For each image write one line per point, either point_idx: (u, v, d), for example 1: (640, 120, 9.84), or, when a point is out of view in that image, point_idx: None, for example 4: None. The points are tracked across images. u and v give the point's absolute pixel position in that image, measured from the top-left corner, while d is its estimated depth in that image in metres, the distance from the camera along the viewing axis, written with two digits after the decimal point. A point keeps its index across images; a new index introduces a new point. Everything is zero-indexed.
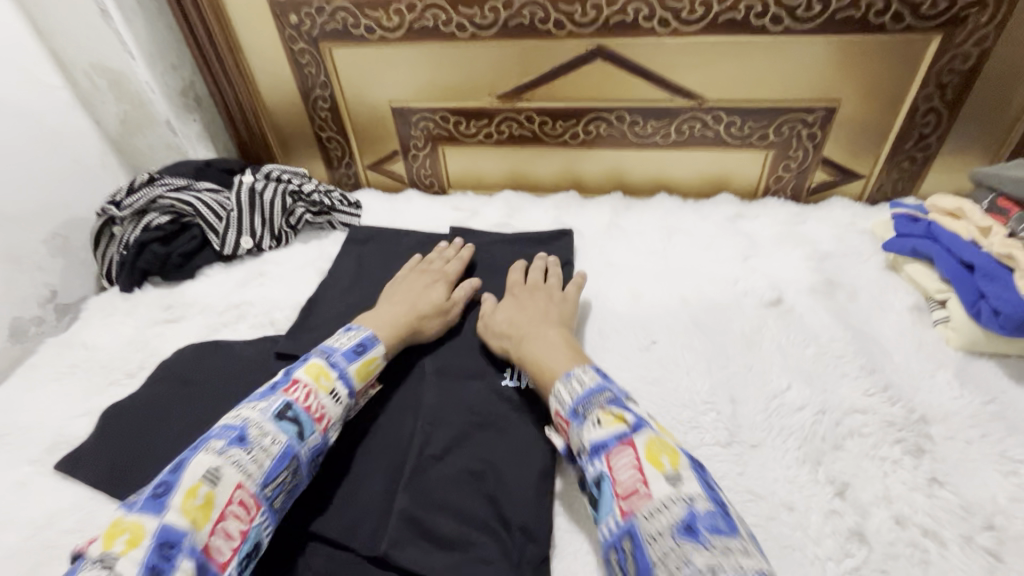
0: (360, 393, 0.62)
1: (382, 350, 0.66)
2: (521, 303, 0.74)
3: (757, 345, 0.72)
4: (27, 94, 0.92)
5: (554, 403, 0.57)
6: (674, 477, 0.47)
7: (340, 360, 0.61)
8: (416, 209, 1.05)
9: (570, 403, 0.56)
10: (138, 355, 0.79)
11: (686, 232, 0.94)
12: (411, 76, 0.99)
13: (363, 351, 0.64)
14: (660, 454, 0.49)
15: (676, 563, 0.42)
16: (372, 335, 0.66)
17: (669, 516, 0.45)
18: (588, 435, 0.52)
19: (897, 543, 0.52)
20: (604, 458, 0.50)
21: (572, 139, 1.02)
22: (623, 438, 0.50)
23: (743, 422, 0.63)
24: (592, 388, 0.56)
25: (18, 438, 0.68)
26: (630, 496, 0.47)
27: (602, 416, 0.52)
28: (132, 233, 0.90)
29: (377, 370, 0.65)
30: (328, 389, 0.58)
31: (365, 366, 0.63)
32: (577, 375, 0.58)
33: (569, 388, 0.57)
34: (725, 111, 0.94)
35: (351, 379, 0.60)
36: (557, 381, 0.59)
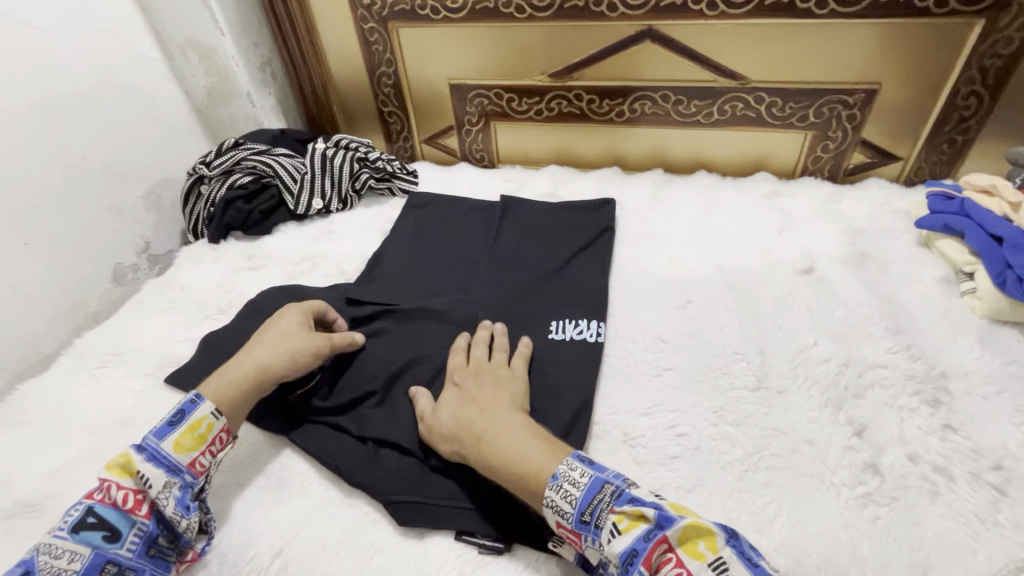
0: (194, 461, 0.56)
1: (208, 408, 0.59)
2: (465, 395, 0.63)
3: (788, 306, 0.78)
4: (130, 64, 1.03)
5: (552, 515, 0.51)
6: (721, 564, 0.45)
7: (155, 439, 0.56)
8: (468, 180, 1.13)
9: (574, 514, 0.50)
10: (226, 296, 0.89)
11: (724, 206, 1.00)
12: (470, 54, 1.06)
13: (182, 419, 0.57)
14: (696, 541, 0.46)
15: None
16: (196, 396, 0.59)
17: None
18: (612, 546, 0.47)
19: (908, 476, 0.57)
20: (640, 569, 0.46)
21: (617, 117, 1.08)
22: (653, 538, 0.47)
23: (771, 371, 0.69)
24: (590, 486, 0.51)
25: (131, 357, 0.80)
26: None
27: (618, 522, 0.48)
28: (219, 191, 1.01)
29: (213, 430, 0.58)
30: (137, 475, 0.54)
31: (186, 435, 0.57)
32: (564, 474, 0.52)
33: (565, 494, 0.51)
34: (767, 92, 0.98)
35: (168, 456, 0.55)
36: (547, 489, 0.52)
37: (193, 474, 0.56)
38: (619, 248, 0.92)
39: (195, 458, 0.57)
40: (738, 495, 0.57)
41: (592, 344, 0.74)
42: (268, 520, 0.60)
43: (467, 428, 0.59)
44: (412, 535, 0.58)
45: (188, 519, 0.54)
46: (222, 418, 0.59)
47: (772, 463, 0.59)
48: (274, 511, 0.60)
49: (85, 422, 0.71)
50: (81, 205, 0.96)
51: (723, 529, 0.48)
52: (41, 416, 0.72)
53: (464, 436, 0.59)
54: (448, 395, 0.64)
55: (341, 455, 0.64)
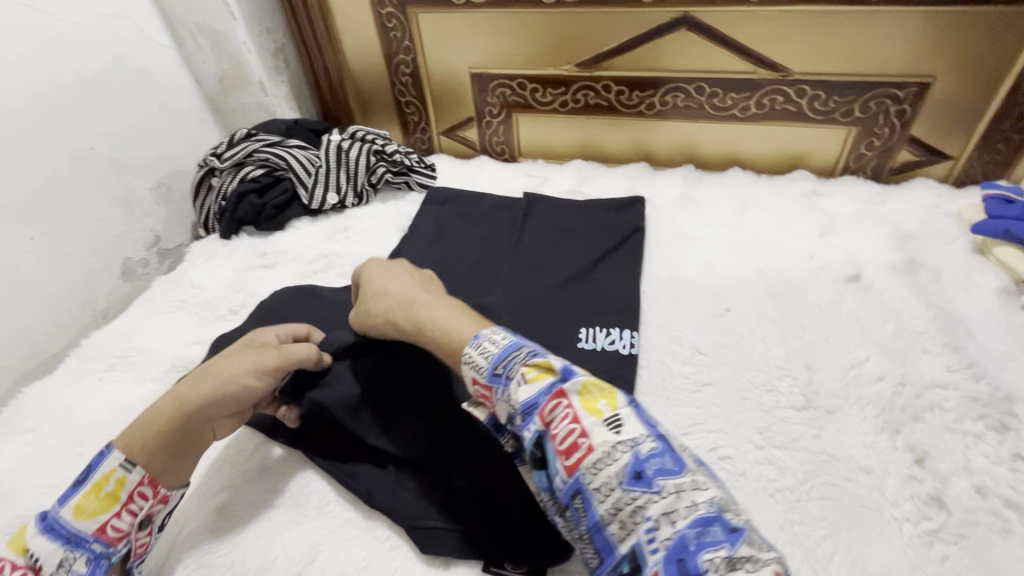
0: (102, 528, 0.49)
1: (116, 459, 0.51)
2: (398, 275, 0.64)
3: (834, 317, 0.73)
4: (139, 50, 0.99)
5: (469, 372, 0.49)
6: (614, 421, 0.43)
7: (55, 506, 0.49)
8: (488, 174, 1.08)
9: (489, 367, 0.48)
10: (238, 295, 0.86)
11: (760, 206, 0.94)
12: (493, 42, 1.01)
13: (86, 475, 0.50)
14: (594, 399, 0.45)
15: (632, 517, 0.40)
16: (105, 447, 0.52)
17: (615, 465, 0.41)
18: (517, 396, 0.46)
19: (977, 511, 0.52)
20: (538, 418, 0.45)
21: (647, 109, 1.02)
22: (554, 392, 0.45)
23: (819, 389, 0.64)
24: (509, 346, 0.49)
25: (140, 360, 0.76)
26: (570, 450, 0.43)
27: (526, 372, 0.46)
28: (230, 184, 0.97)
29: (123, 487, 0.50)
30: (28, 552, 0.47)
31: (91, 496, 0.49)
32: (487, 336, 0.51)
33: (484, 351, 0.49)
34: (811, 84, 0.92)
35: (67, 524, 0.48)
36: (466, 348, 0.51)
37: (103, 542, 0.49)
38: (650, 250, 0.87)
39: (105, 521, 0.49)
40: (790, 528, 0.52)
41: (625, 357, 0.70)
42: (283, 545, 0.56)
43: (397, 307, 0.59)
44: (437, 565, 0.54)
45: None
46: (134, 469, 0.51)
47: (825, 493, 0.55)
48: (289, 534, 0.57)
49: (93, 429, 0.68)
50: (89, 198, 0.93)
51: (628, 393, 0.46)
52: (47, 422, 0.69)
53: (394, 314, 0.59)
54: (372, 276, 0.64)
55: (361, 475, 0.60)
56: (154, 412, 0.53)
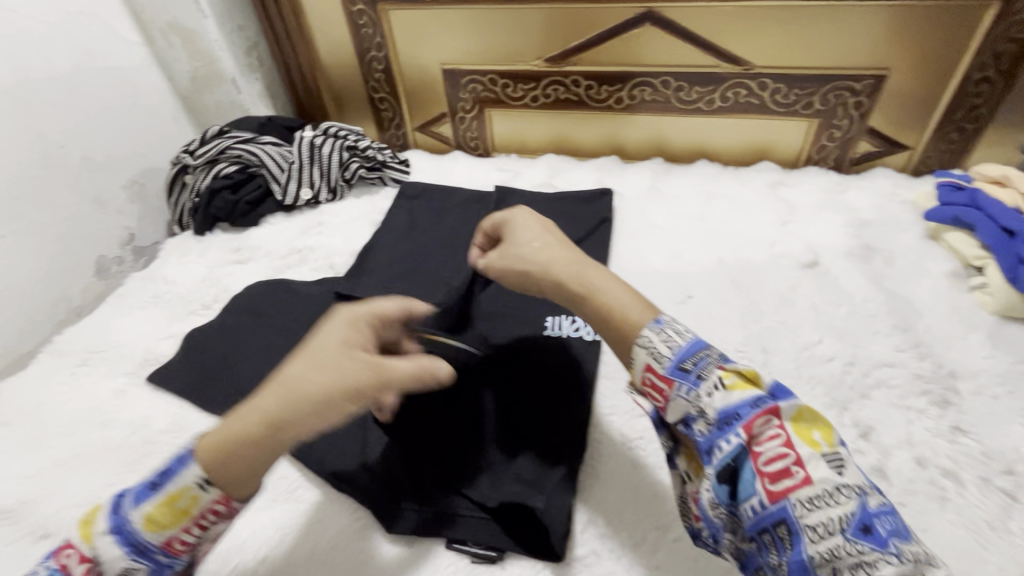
0: (169, 541, 0.45)
1: (193, 475, 0.44)
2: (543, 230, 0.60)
3: (791, 302, 0.75)
4: (109, 47, 0.99)
5: (645, 357, 0.48)
6: (835, 460, 0.42)
7: (129, 502, 0.44)
8: (462, 169, 1.10)
9: (674, 360, 0.47)
10: (212, 290, 0.87)
11: (725, 196, 0.97)
12: (463, 38, 1.02)
13: (163, 481, 0.44)
14: (808, 428, 0.44)
15: (857, 570, 0.38)
16: (186, 451, 0.45)
17: (839, 508, 0.40)
18: (714, 401, 0.45)
19: (916, 481, 0.55)
20: (743, 430, 0.43)
21: (616, 104, 1.04)
22: (762, 406, 0.44)
23: (773, 369, 0.67)
24: (695, 342, 0.48)
25: (113, 354, 0.77)
26: (779, 476, 0.42)
27: (725, 377, 0.45)
28: (203, 181, 0.98)
29: (199, 503, 0.45)
30: (95, 547, 0.44)
31: (163, 508, 0.44)
32: (669, 323, 0.50)
33: (665, 338, 0.48)
34: (771, 78, 0.95)
35: (136, 533, 0.44)
36: (644, 328, 0.49)
37: (167, 555, 0.45)
38: (617, 241, 0.89)
39: (174, 535, 0.45)
40: None
41: (589, 344, 0.69)
42: (252, 528, 0.58)
43: (556, 267, 0.55)
44: (402, 544, 0.56)
45: None
46: (211, 488, 0.44)
47: None
48: (256, 518, 0.58)
49: (65, 422, 0.69)
50: (60, 196, 0.93)
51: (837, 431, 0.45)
52: (18, 417, 0.70)
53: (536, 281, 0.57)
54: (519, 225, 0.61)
55: (326, 458, 0.61)
56: (239, 426, 0.44)
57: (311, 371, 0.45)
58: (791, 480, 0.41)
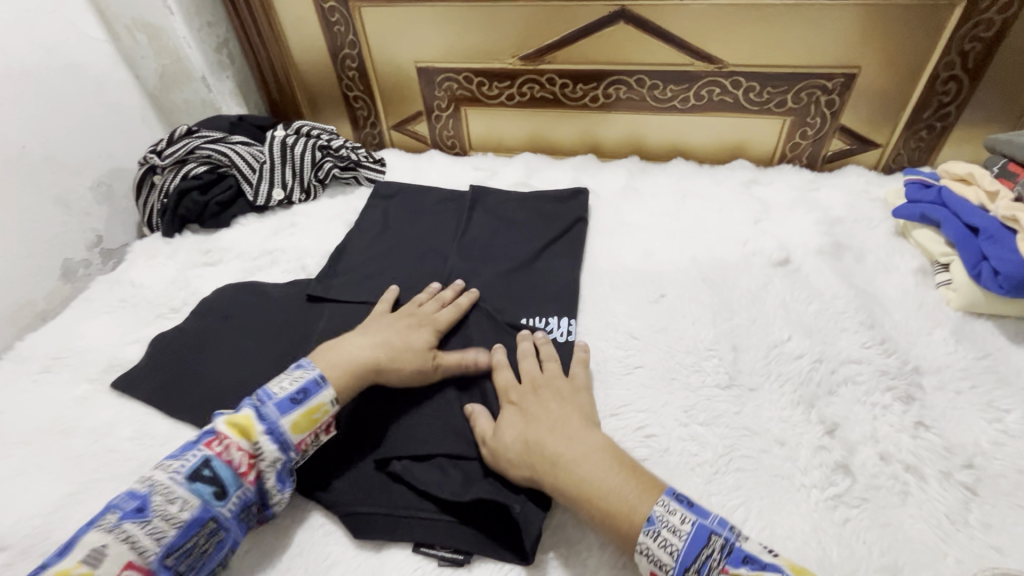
0: (301, 443, 0.57)
1: (329, 395, 0.59)
2: (527, 414, 0.59)
3: (762, 300, 0.76)
4: (72, 46, 0.96)
5: (648, 564, 0.48)
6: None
7: (274, 411, 0.56)
8: (438, 169, 1.09)
9: (677, 569, 0.46)
10: (181, 293, 0.85)
11: (700, 195, 0.97)
12: (437, 36, 1.01)
13: (304, 398, 0.57)
14: None
15: None
16: (319, 378, 0.59)
17: None
18: None
19: (879, 476, 0.56)
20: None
21: (591, 102, 1.04)
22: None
23: (743, 367, 0.67)
24: (694, 539, 0.47)
25: (76, 361, 0.75)
26: None
27: None
28: (172, 181, 0.96)
29: (325, 417, 0.58)
30: (253, 441, 0.54)
31: (304, 416, 0.57)
32: (662, 519, 0.48)
33: (665, 543, 0.47)
34: (744, 76, 0.95)
35: (283, 433, 0.55)
36: (641, 536, 0.48)
37: (296, 457, 0.56)
38: (592, 240, 0.89)
39: (306, 439, 0.57)
40: (706, 499, 0.55)
41: (562, 344, 0.71)
42: None
43: (552, 471, 0.53)
44: (370, 547, 0.55)
45: (283, 496, 0.55)
46: (337, 407, 0.60)
47: (741, 465, 0.57)
48: None
49: (23, 431, 0.67)
50: (23, 197, 0.90)
51: None
52: None
53: (537, 459, 0.54)
54: (513, 418, 0.59)
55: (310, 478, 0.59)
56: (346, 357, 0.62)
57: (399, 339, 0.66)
58: None
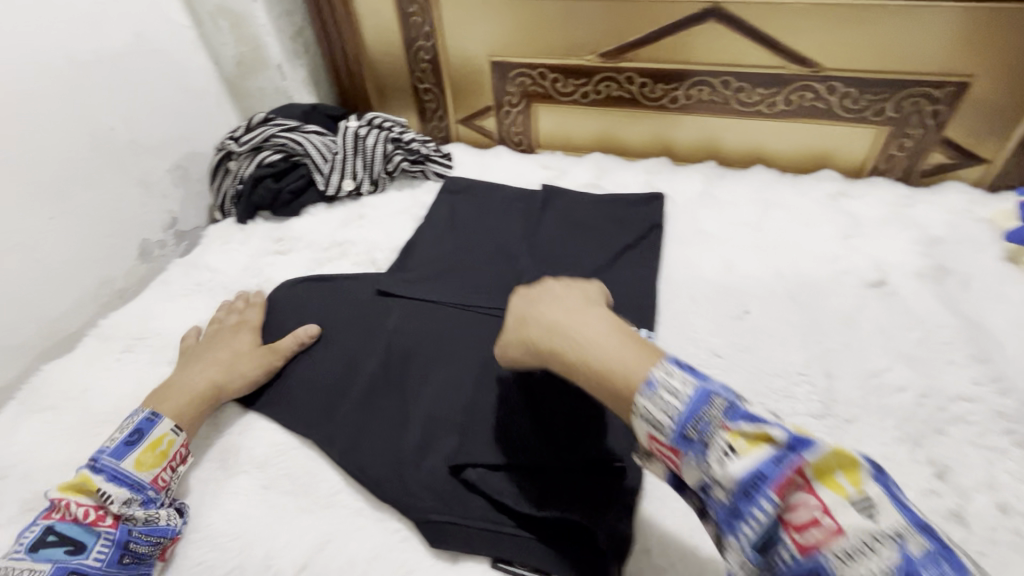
0: (155, 479, 0.57)
1: (167, 425, 0.60)
2: (525, 294, 0.57)
3: (856, 323, 0.71)
4: (157, 30, 0.98)
5: (643, 425, 0.43)
6: (866, 507, 0.36)
7: (111, 459, 0.56)
8: (506, 165, 1.07)
9: (675, 428, 0.41)
10: (253, 280, 0.86)
11: (784, 206, 0.92)
12: (514, 30, 0.99)
13: (139, 438, 0.58)
14: (834, 474, 0.37)
15: None
16: (152, 414, 0.60)
17: (880, 559, 0.34)
18: (726, 470, 0.39)
19: (998, 529, 0.51)
20: (768, 499, 0.37)
21: (670, 103, 1.00)
22: (785, 463, 0.37)
23: (839, 397, 0.63)
24: (695, 397, 0.41)
25: (156, 342, 0.77)
26: (805, 526, 0.36)
27: (734, 442, 0.39)
28: (247, 168, 0.97)
29: (171, 447, 0.59)
30: (93, 494, 0.54)
31: (147, 452, 0.57)
32: (661, 380, 0.43)
33: (662, 402, 0.41)
34: (842, 81, 0.89)
35: (130, 474, 0.55)
36: (636, 395, 0.43)
37: (156, 489, 0.56)
38: (668, 248, 0.85)
39: (158, 474, 0.57)
40: None
41: None
42: (291, 535, 0.56)
43: (543, 342, 0.50)
44: (446, 557, 0.54)
45: (161, 524, 0.55)
46: (184, 434, 0.61)
47: None
48: (298, 522, 0.57)
49: (108, 408, 0.69)
50: (108, 177, 0.93)
51: (867, 463, 0.39)
52: (63, 400, 0.70)
53: (532, 333, 0.52)
54: (512, 301, 0.57)
55: (383, 482, 0.58)
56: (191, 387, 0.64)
57: (235, 354, 0.69)
58: (821, 537, 0.35)
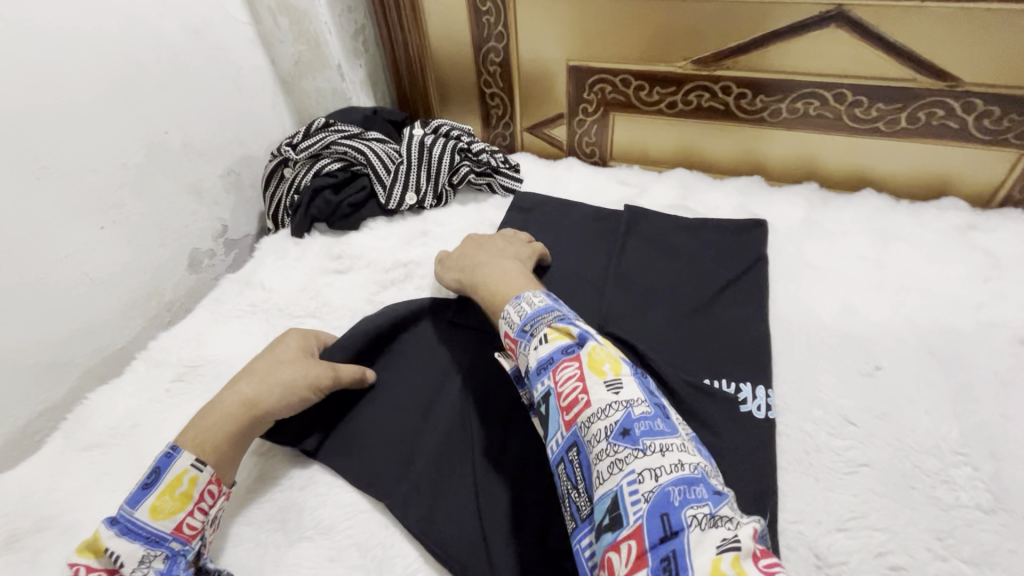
0: (176, 529, 0.49)
1: (186, 459, 0.51)
2: (474, 239, 0.75)
3: (1016, 391, 0.60)
4: (215, 26, 0.92)
5: (504, 325, 0.58)
6: (615, 384, 0.48)
7: (127, 509, 0.48)
8: (579, 179, 0.98)
9: (520, 324, 0.56)
10: (311, 302, 0.79)
11: (905, 239, 0.81)
12: (597, 31, 0.90)
13: (157, 478, 0.50)
14: (601, 362, 0.50)
15: (614, 468, 0.43)
16: (171, 448, 0.52)
17: (608, 421, 0.45)
18: (536, 353, 0.52)
19: None
20: (550, 373, 0.50)
21: (770, 117, 0.89)
22: (570, 352, 0.51)
23: (1010, 486, 0.52)
24: (541, 309, 0.56)
25: (209, 371, 0.70)
26: (571, 406, 0.48)
27: (548, 332, 0.53)
28: (304, 177, 0.90)
29: (193, 486, 0.51)
30: (106, 555, 0.46)
31: (165, 496, 0.49)
32: (527, 298, 0.59)
33: (518, 310, 0.57)
34: (983, 98, 0.77)
35: (146, 525, 0.48)
36: (508, 306, 0.59)
37: (180, 541, 0.49)
38: (774, 286, 0.75)
39: (181, 521, 0.49)
40: None
41: (761, 423, 0.58)
42: None
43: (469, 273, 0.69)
44: None
45: None
46: (207, 468, 0.52)
47: None
48: None
49: (158, 448, 0.62)
50: (160, 185, 0.87)
51: (630, 365, 0.51)
52: (111, 437, 0.64)
53: (456, 269, 0.71)
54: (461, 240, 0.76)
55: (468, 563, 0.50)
56: (217, 408, 0.56)
57: (272, 366, 0.60)
58: (576, 407, 0.47)
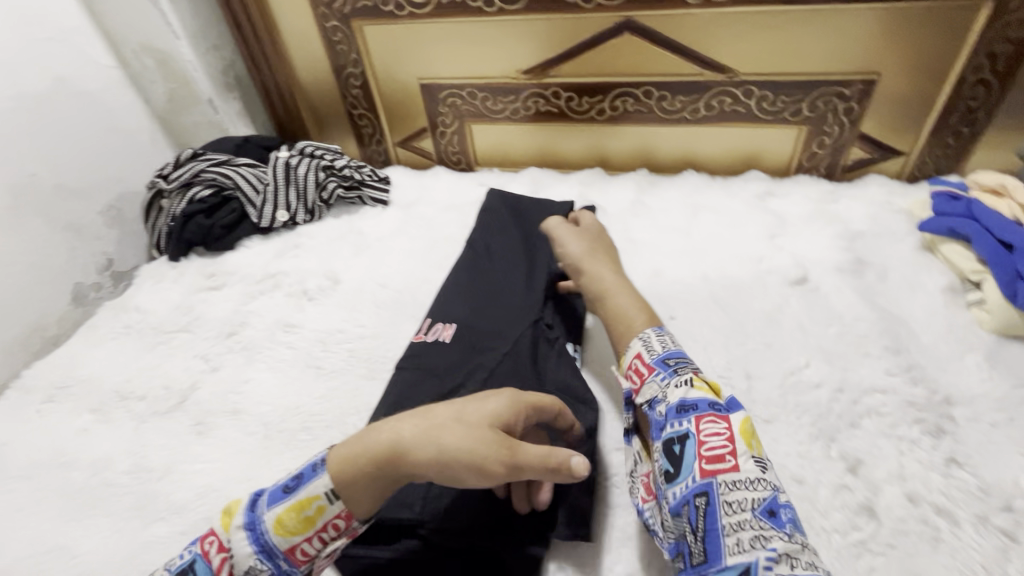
0: (293, 550, 0.45)
1: (322, 485, 0.46)
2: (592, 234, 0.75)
3: (777, 323, 0.72)
4: (80, 72, 0.98)
5: (640, 345, 0.59)
6: (761, 462, 0.49)
7: (265, 502, 0.46)
8: (443, 185, 1.07)
9: (662, 355, 0.57)
10: (184, 318, 0.84)
11: (713, 209, 0.93)
12: (440, 50, 1.00)
13: (297, 487, 0.46)
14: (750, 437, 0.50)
15: (755, 540, 0.43)
16: (320, 460, 0.47)
17: (755, 493, 0.46)
18: (678, 392, 0.52)
19: (908, 520, 0.52)
20: (694, 419, 0.50)
21: (598, 115, 1.01)
22: (718, 409, 0.51)
23: (758, 397, 0.63)
24: (682, 353, 0.58)
25: (79, 391, 0.75)
26: (713, 459, 0.48)
27: (697, 379, 0.53)
28: (177, 206, 0.96)
29: (321, 514, 0.45)
30: (231, 542, 0.45)
31: (293, 512, 0.45)
32: (667, 334, 0.60)
33: (662, 340, 0.59)
34: (757, 85, 0.91)
35: (267, 533, 0.45)
36: (650, 329, 0.60)
37: (290, 562, 0.46)
38: None
39: (299, 543, 0.45)
40: None
41: None
42: None
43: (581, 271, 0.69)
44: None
45: None
46: (338, 501, 0.46)
47: None
48: None
49: (24, 465, 0.67)
50: (32, 225, 0.91)
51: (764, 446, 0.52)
52: None
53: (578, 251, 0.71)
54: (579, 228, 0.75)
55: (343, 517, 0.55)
56: (375, 448, 0.46)
57: (460, 421, 0.46)
58: (722, 464, 0.47)
